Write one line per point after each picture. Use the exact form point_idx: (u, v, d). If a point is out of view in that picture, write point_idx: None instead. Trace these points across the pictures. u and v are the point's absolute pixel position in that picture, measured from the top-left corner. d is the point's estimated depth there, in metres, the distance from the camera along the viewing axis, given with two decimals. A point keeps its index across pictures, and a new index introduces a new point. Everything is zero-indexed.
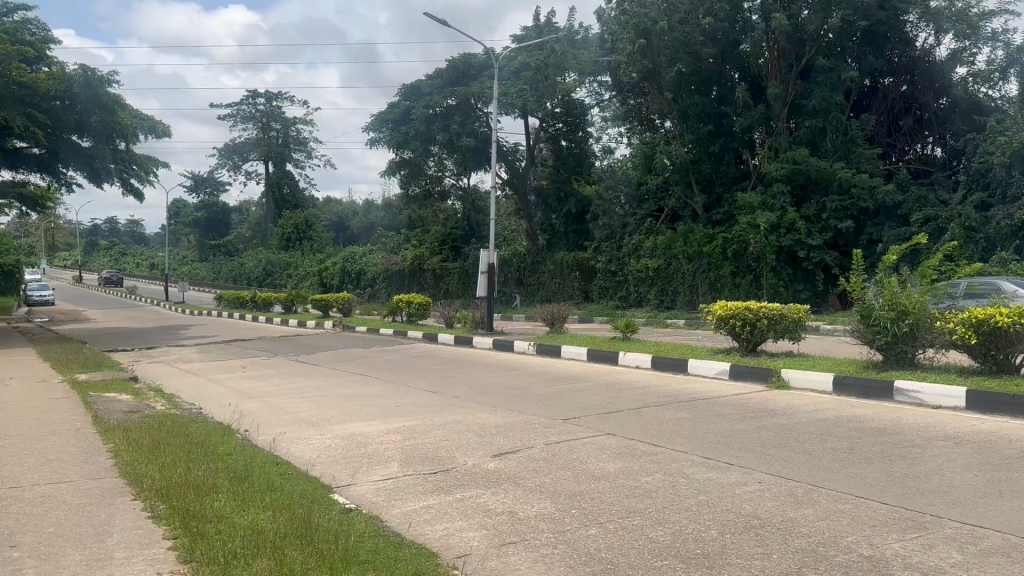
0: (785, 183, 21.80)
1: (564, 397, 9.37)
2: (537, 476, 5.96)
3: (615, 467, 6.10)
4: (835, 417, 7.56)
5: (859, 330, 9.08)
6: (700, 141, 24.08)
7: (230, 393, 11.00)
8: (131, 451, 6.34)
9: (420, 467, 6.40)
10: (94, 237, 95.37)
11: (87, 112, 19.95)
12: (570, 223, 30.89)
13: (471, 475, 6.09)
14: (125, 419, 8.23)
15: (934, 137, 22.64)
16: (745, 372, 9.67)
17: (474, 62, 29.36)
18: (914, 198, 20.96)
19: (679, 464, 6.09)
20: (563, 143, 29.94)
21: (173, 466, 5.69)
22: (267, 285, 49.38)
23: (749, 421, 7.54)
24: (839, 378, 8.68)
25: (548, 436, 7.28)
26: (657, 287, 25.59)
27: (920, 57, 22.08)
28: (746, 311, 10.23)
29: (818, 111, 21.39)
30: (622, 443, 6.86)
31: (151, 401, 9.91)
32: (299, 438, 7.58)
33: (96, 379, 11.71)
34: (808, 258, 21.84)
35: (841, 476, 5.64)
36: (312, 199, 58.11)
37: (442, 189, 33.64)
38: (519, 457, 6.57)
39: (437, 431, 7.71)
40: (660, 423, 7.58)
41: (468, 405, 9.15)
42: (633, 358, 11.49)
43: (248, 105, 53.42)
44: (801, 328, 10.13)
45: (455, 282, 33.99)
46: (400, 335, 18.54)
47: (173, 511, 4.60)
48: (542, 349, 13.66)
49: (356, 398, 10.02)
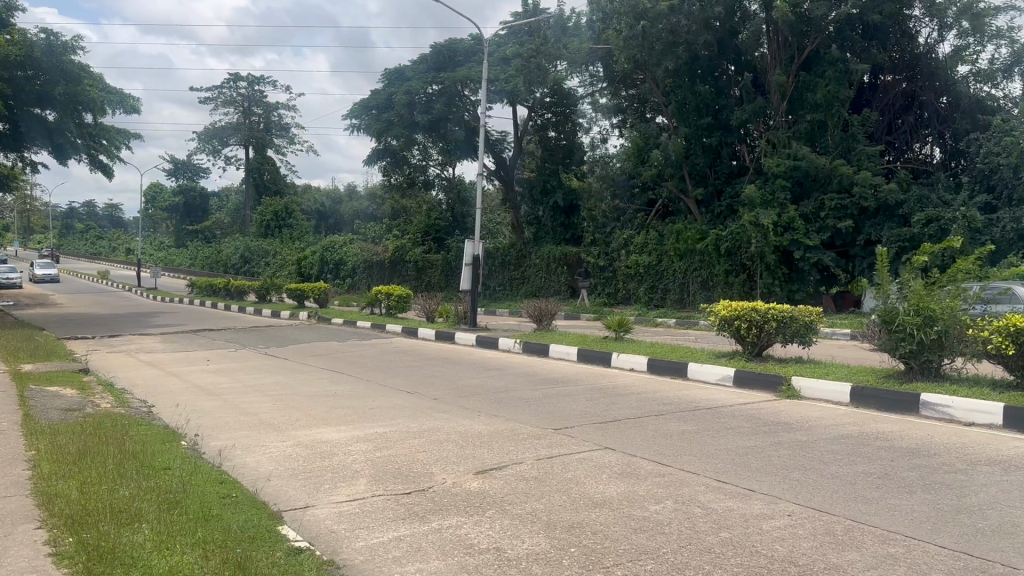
0: (784, 178, 21.08)
1: (553, 403, 8.50)
2: (526, 502, 5.10)
3: (618, 491, 5.27)
4: (858, 434, 6.77)
5: (881, 336, 8.30)
6: (697, 133, 23.20)
7: (187, 389, 10.04)
8: (52, 461, 5.40)
9: (391, 485, 5.53)
10: (69, 220, 93.67)
11: (52, 83, 18.97)
12: (558, 217, 29.98)
13: (452, 498, 5.23)
14: (59, 419, 7.26)
15: (934, 136, 21.97)
16: (751, 379, 8.88)
17: (461, 47, 28.51)
18: (915, 198, 20.24)
19: (691, 488, 5.27)
20: (550, 134, 29.02)
21: (96, 483, 4.76)
22: (244, 273, 48.11)
23: (763, 437, 6.71)
24: (858, 389, 7.91)
25: (538, 449, 6.43)
26: (646, 284, 24.75)
27: (923, 54, 21.39)
28: (753, 311, 9.38)
29: (820, 104, 20.68)
30: (623, 459, 6.03)
31: (97, 397, 8.96)
32: (256, 446, 6.70)
33: (41, 370, 10.73)
34: (805, 258, 21.14)
35: (882, 510, 4.85)
36: (293, 186, 56.89)
37: (425, 178, 31.74)
38: (505, 475, 5.71)
39: (414, 440, 6.85)
40: (665, 437, 6.74)
41: (447, 410, 8.27)
42: (627, 359, 10.68)
43: (228, 89, 51.94)
44: (813, 332, 9.31)
45: (439, 273, 33.03)
46: (378, 328, 17.61)
47: (80, 548, 3.70)
48: (529, 347, 12.79)
49: (326, 398, 9.12)
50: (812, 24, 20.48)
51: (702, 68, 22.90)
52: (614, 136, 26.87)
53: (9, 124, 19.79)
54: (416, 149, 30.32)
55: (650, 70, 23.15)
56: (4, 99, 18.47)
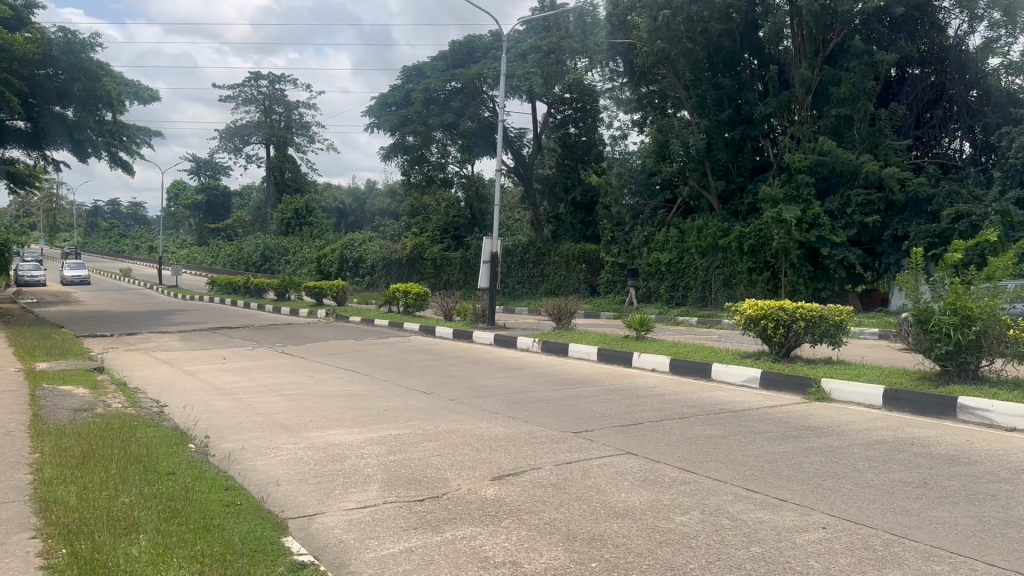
0: (809, 174, 20.63)
1: (572, 404, 8.24)
2: (544, 511, 4.85)
3: (641, 500, 5.00)
4: (893, 439, 6.45)
5: (915, 337, 7.95)
6: (718, 127, 22.78)
7: (201, 389, 9.90)
8: (54, 465, 5.23)
9: (404, 492, 5.30)
10: (94, 218, 94.69)
11: (71, 81, 19.00)
12: (577, 214, 29.68)
13: (466, 506, 4.98)
14: (68, 420, 7.11)
15: (963, 129, 21.32)
16: (778, 381, 8.57)
17: (480, 43, 28.31)
18: (945, 192, 19.64)
19: (719, 498, 5.01)
20: (570, 130, 28.88)
21: (96, 489, 4.58)
22: (264, 271, 48.22)
23: (793, 442, 6.41)
24: (891, 392, 7.58)
25: (557, 454, 6.18)
26: (667, 282, 24.41)
27: (952, 46, 20.84)
28: (780, 310, 9.08)
29: (845, 98, 20.21)
30: (645, 465, 5.77)
31: (108, 396, 8.82)
32: (267, 449, 6.51)
33: (56, 369, 10.64)
34: (830, 255, 20.62)
35: (924, 523, 4.56)
36: (314, 184, 57.00)
37: (445, 176, 31.46)
38: (522, 482, 5.46)
39: (428, 444, 6.63)
40: (689, 441, 6.46)
41: (464, 411, 8.04)
42: (649, 359, 10.40)
43: (249, 87, 52.12)
44: (844, 333, 8.96)
45: (458, 270, 32.94)
46: (395, 327, 17.43)
47: (73, 561, 3.51)
48: (548, 346, 12.53)
49: (340, 398, 8.93)
50: (837, 15, 20.08)
51: (723, 61, 22.51)
52: (634, 133, 26.50)
53: (29, 120, 19.82)
54: (434, 147, 30.07)
55: (672, 64, 22.75)
56: (23, 96, 18.48)
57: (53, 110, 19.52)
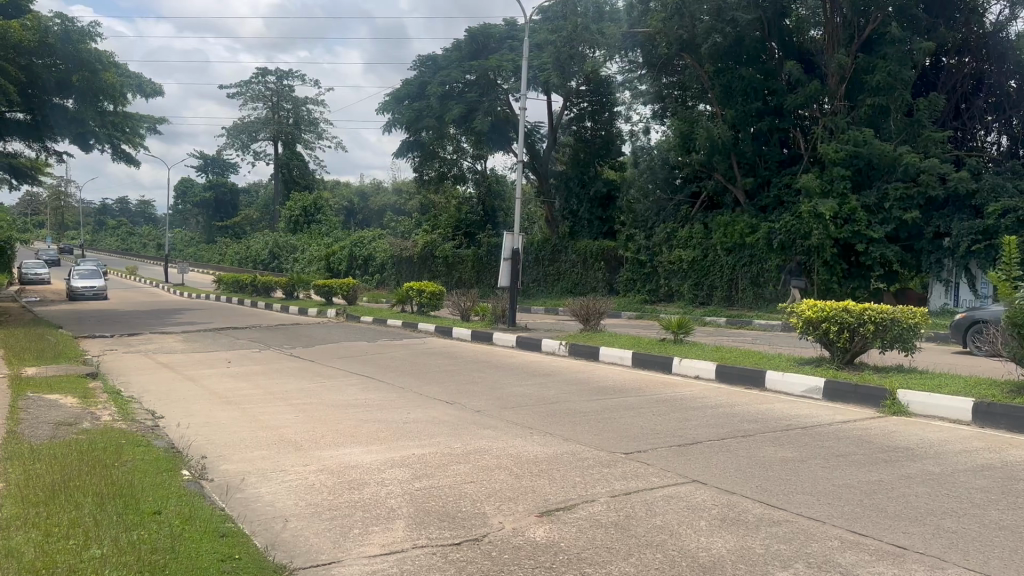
0: (843, 167, 19.60)
1: (615, 418, 7.33)
2: (610, 561, 3.95)
3: (728, 546, 4.11)
4: (1002, 464, 5.52)
5: (1010, 342, 7.01)
6: (746, 118, 21.69)
7: (201, 398, 9.00)
8: (17, 500, 4.34)
9: (436, 533, 4.40)
10: (101, 217, 93.98)
11: (71, 71, 18.11)
12: (595, 210, 28.65)
13: (514, 554, 4.09)
14: (48, 437, 6.24)
15: (1001, 121, 20.33)
16: (845, 391, 7.66)
17: (494, 32, 27.35)
18: (989, 186, 18.48)
19: (822, 545, 4.10)
20: (586, 125, 27.97)
21: (60, 538, 3.70)
22: (273, 270, 47.39)
23: (886, 467, 5.49)
24: (983, 406, 6.64)
25: (611, 482, 5.27)
26: (691, 280, 23.51)
27: (990, 33, 19.72)
28: (844, 311, 8.14)
29: (882, 86, 19.16)
30: (721, 498, 4.87)
31: (99, 408, 7.95)
32: (273, 473, 5.63)
33: (44, 374, 9.77)
34: (867, 252, 19.62)
35: None
36: (322, 181, 56.08)
37: (458, 173, 30.44)
38: (576, 520, 4.55)
39: (459, 467, 5.74)
40: (764, 466, 5.55)
41: (494, 426, 7.14)
42: (691, 366, 9.51)
43: (256, 83, 51.16)
44: (917, 337, 8.00)
45: (470, 269, 32.15)
46: (410, 327, 16.55)
47: None
48: (577, 350, 11.66)
49: (354, 409, 8.03)
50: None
51: (749, 50, 21.49)
52: (656, 124, 25.58)
53: (29, 112, 18.98)
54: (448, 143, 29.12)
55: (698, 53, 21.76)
56: (21, 87, 17.66)
57: (54, 102, 18.64)
